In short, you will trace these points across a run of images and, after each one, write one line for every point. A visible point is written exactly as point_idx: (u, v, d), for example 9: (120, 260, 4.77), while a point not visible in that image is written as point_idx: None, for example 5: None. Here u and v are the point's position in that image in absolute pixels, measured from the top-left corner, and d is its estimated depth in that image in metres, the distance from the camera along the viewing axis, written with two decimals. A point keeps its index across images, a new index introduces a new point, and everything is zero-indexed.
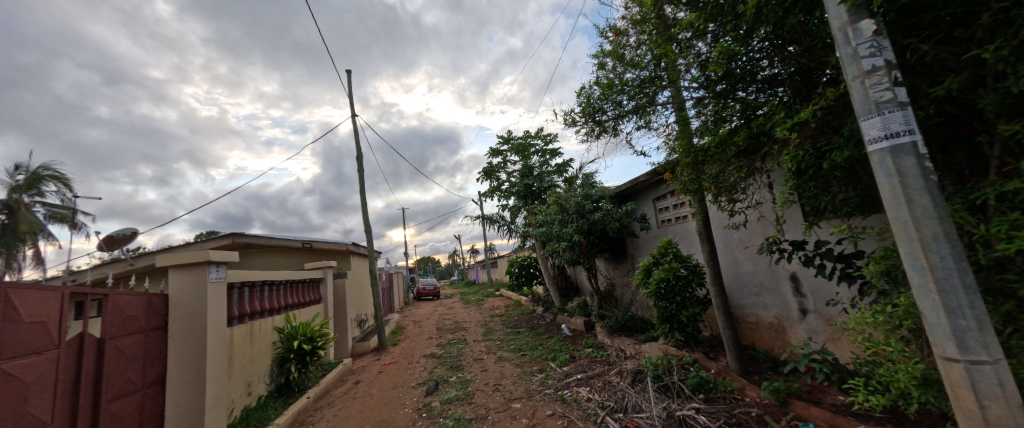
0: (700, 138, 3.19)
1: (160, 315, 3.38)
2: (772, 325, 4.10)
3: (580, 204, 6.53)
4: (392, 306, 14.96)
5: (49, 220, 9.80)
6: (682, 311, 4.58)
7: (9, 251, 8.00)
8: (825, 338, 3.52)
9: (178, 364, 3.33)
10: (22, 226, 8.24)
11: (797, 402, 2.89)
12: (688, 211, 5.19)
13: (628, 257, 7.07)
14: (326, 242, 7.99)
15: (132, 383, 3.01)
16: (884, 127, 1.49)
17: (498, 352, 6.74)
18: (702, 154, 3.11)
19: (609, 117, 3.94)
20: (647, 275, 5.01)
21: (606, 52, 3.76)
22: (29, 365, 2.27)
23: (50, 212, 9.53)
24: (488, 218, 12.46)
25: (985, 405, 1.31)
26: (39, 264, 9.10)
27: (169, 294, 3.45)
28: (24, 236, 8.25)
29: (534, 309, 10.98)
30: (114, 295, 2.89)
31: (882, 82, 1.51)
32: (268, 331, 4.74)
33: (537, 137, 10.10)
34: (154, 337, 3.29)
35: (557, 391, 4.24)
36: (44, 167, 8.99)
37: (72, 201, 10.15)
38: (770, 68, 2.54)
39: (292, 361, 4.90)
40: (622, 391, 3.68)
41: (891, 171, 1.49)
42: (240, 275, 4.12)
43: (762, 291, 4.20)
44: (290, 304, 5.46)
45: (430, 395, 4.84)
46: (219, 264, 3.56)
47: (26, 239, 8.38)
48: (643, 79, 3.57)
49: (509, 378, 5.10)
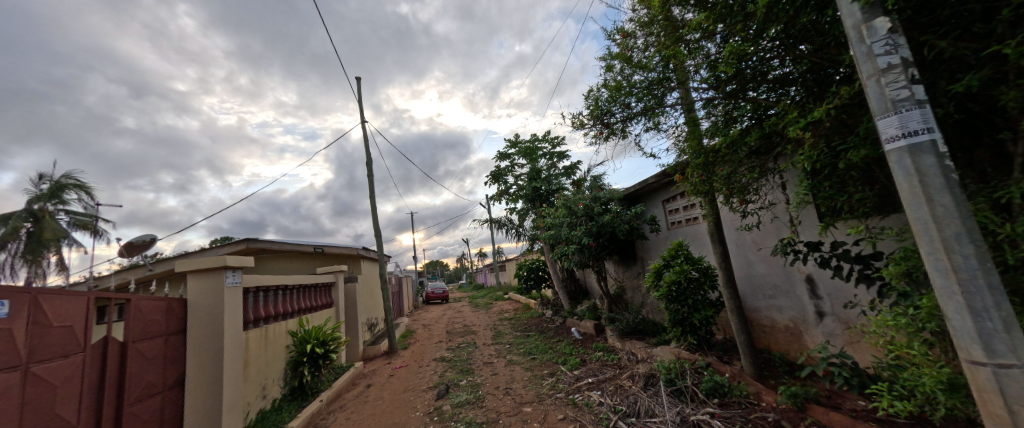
0: (712, 139, 3.15)
1: (179, 319, 3.45)
2: (788, 328, 4.03)
3: (589, 206, 6.50)
4: (402, 310, 15.11)
5: (69, 227, 10.12)
6: (694, 314, 4.53)
7: (35, 257, 8.47)
8: (843, 342, 3.45)
9: (198, 367, 3.41)
10: (47, 233, 8.49)
11: (815, 407, 2.83)
12: (699, 213, 5.13)
13: (638, 259, 7.01)
14: (337, 246, 8.11)
15: (153, 386, 3.07)
16: (901, 125, 1.46)
17: (508, 355, 6.74)
18: (714, 154, 3.07)
19: (618, 119, 3.92)
20: (658, 277, 4.98)
21: (614, 55, 3.75)
22: (57, 369, 2.34)
23: (72, 219, 9.87)
24: (496, 221, 12.48)
25: (1015, 410, 1.25)
26: (63, 270, 9.47)
27: (188, 299, 3.53)
28: (48, 243, 8.55)
29: (543, 312, 10.95)
30: (135, 299, 2.96)
31: (899, 80, 1.48)
32: (282, 334, 4.81)
33: (544, 140, 10.13)
34: (174, 340, 3.36)
35: (568, 395, 4.22)
36: (66, 178, 9.29)
37: (93, 208, 10.51)
38: (781, 69, 2.53)
39: (305, 364, 4.97)
40: (634, 396, 3.64)
41: (910, 170, 1.47)
42: (254, 279, 4.20)
43: (777, 293, 4.14)
44: (303, 308, 5.53)
45: (441, 398, 4.86)
46: (236, 269, 3.65)
47: (50, 245, 8.76)
48: (651, 80, 3.60)
49: (519, 381, 5.10)
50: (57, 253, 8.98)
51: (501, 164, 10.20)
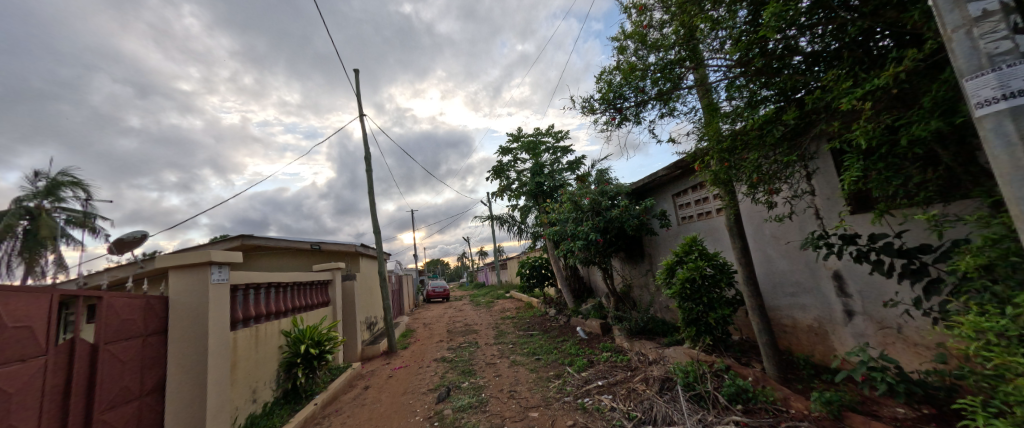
0: (737, 121, 2.81)
1: (159, 319, 3.21)
2: (812, 328, 3.80)
3: (595, 200, 6.21)
4: (402, 309, 14.87)
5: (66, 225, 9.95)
6: (710, 313, 4.30)
7: (33, 255, 8.32)
8: (877, 343, 3.22)
9: (179, 370, 3.17)
10: (43, 232, 8.32)
11: (854, 416, 2.57)
12: (713, 206, 4.93)
13: (647, 256, 6.75)
14: (334, 242, 7.87)
15: (129, 391, 2.82)
16: (1000, 84, 1.29)
17: (511, 356, 6.48)
18: (743, 136, 2.77)
19: (631, 104, 3.63)
20: (670, 275, 4.73)
21: (628, 34, 3.48)
22: (13, 374, 2.09)
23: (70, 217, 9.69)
24: (497, 218, 12.21)
25: None
26: (62, 268, 9.31)
27: (169, 297, 3.28)
28: (44, 241, 8.31)
29: (546, 311, 10.71)
30: (108, 297, 2.72)
31: (998, 29, 1.32)
32: (275, 334, 4.58)
33: (547, 134, 9.84)
34: (153, 342, 3.12)
35: (577, 399, 3.96)
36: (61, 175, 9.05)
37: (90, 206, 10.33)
38: (812, 44, 2.35)
39: (299, 366, 4.73)
40: (649, 401, 3.39)
41: (1010, 137, 1.29)
42: (244, 276, 3.97)
43: (800, 291, 3.90)
44: (297, 307, 5.29)
45: (442, 402, 4.60)
46: (221, 265, 3.46)
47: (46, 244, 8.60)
48: (668, 61, 3.34)
49: (524, 384, 4.85)
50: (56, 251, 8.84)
51: (504, 158, 9.90)
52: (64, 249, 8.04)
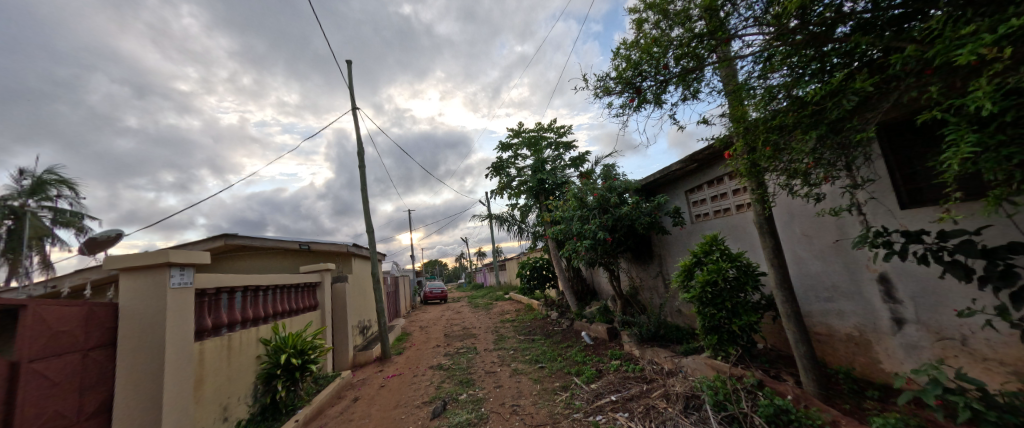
0: (789, 94, 2.33)
1: (106, 329, 2.77)
2: (852, 337, 3.41)
3: (603, 197, 5.79)
4: (398, 311, 14.40)
5: (54, 225, 9.57)
6: (733, 320, 3.89)
7: (15, 256, 7.94)
8: (934, 356, 2.83)
9: (130, 389, 2.74)
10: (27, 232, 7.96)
11: None
12: (733, 203, 4.61)
13: (657, 257, 6.34)
14: (324, 242, 7.43)
15: (63, 417, 2.39)
16: None
17: (512, 363, 6.05)
18: (796, 112, 2.27)
19: (651, 84, 3.21)
20: (687, 277, 4.32)
21: (648, 3, 3.06)
22: None
23: (57, 216, 9.32)
24: (497, 218, 11.78)
25: None
26: (47, 269, 8.91)
27: (119, 304, 2.85)
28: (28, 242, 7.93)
29: (548, 314, 10.27)
30: (34, 305, 2.28)
31: None
32: (252, 343, 4.15)
33: (549, 129, 9.42)
34: (98, 356, 2.69)
35: (589, 417, 3.54)
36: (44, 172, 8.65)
37: (80, 205, 9.97)
38: (869, 4, 2.04)
39: (279, 378, 4.28)
40: (673, 422, 2.97)
41: None
42: (214, 278, 3.53)
43: (837, 296, 3.51)
44: (279, 313, 4.84)
45: (437, 418, 4.16)
46: (184, 266, 3.03)
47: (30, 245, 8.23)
48: (693, 33, 2.92)
49: (528, 397, 4.42)
50: (39, 252, 8.44)
51: (504, 155, 9.47)
52: (47, 251, 7.66)
